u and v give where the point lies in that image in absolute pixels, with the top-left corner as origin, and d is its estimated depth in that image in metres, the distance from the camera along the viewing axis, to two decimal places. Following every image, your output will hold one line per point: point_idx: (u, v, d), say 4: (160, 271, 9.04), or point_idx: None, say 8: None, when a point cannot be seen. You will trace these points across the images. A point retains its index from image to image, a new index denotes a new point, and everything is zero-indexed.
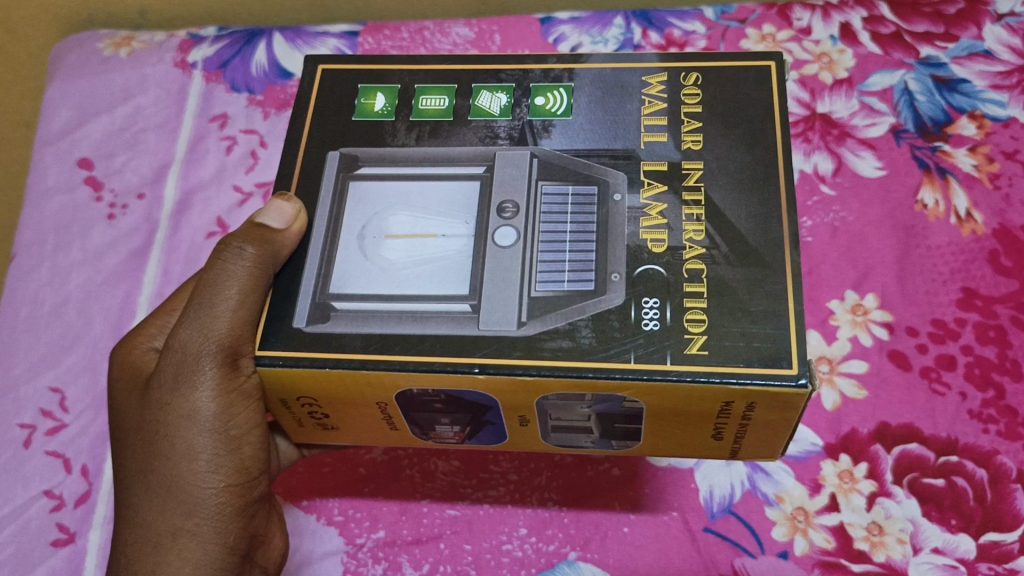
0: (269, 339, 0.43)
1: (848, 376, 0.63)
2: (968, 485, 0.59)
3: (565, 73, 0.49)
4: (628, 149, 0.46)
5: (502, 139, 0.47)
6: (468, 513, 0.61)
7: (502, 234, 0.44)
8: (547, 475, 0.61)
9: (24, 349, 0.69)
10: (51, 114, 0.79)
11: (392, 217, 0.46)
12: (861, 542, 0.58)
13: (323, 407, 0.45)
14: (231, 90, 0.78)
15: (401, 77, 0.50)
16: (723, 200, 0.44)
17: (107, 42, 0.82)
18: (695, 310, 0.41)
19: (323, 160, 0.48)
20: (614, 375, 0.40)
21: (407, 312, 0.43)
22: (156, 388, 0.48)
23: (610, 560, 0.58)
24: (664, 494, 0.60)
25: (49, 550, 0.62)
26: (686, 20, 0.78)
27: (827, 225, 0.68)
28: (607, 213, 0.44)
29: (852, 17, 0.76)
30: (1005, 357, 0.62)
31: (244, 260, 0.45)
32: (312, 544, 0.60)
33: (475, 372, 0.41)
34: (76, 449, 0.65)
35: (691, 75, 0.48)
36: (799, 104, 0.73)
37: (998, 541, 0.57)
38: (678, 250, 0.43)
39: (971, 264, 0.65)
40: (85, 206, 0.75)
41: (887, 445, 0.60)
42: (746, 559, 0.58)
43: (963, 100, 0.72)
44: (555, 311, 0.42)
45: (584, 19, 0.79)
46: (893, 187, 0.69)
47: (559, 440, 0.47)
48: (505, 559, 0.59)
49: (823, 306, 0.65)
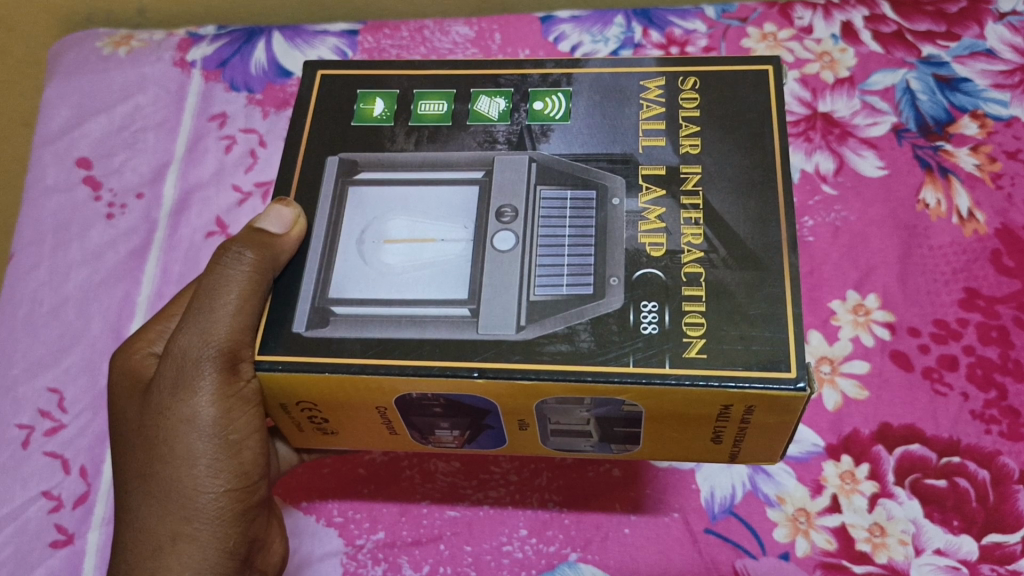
0: (269, 343, 0.43)
1: (850, 377, 0.62)
2: (970, 487, 0.58)
3: (564, 77, 0.49)
4: (627, 153, 0.46)
5: (501, 143, 0.47)
6: (468, 515, 0.61)
7: (501, 238, 0.44)
8: (547, 476, 0.61)
9: (23, 349, 0.69)
10: (50, 113, 0.79)
11: (391, 221, 0.46)
12: (863, 543, 0.58)
13: (323, 412, 0.45)
14: (231, 90, 0.78)
15: (401, 82, 0.50)
16: (722, 204, 0.44)
17: (106, 41, 0.82)
18: (694, 313, 0.41)
19: (322, 165, 0.48)
20: (614, 379, 0.40)
21: (406, 316, 0.43)
22: (156, 392, 0.48)
23: (610, 562, 0.58)
24: (664, 495, 0.60)
25: (48, 550, 0.62)
26: (687, 19, 0.78)
27: (829, 225, 0.67)
28: (606, 216, 0.44)
29: (853, 17, 0.76)
30: (1007, 358, 0.62)
31: (244, 265, 0.45)
32: (312, 545, 0.60)
33: (475, 376, 0.41)
34: (75, 450, 0.65)
35: (689, 79, 0.48)
36: (800, 103, 0.72)
37: (1000, 542, 0.57)
38: (677, 254, 0.43)
39: (973, 264, 0.65)
40: (84, 206, 0.75)
41: (889, 446, 0.60)
42: (747, 560, 0.58)
43: (965, 100, 0.71)
44: (554, 315, 0.42)
45: (584, 18, 0.79)
46: (895, 186, 0.68)
47: (558, 443, 0.47)
48: (505, 560, 0.59)
49: (824, 306, 0.65)
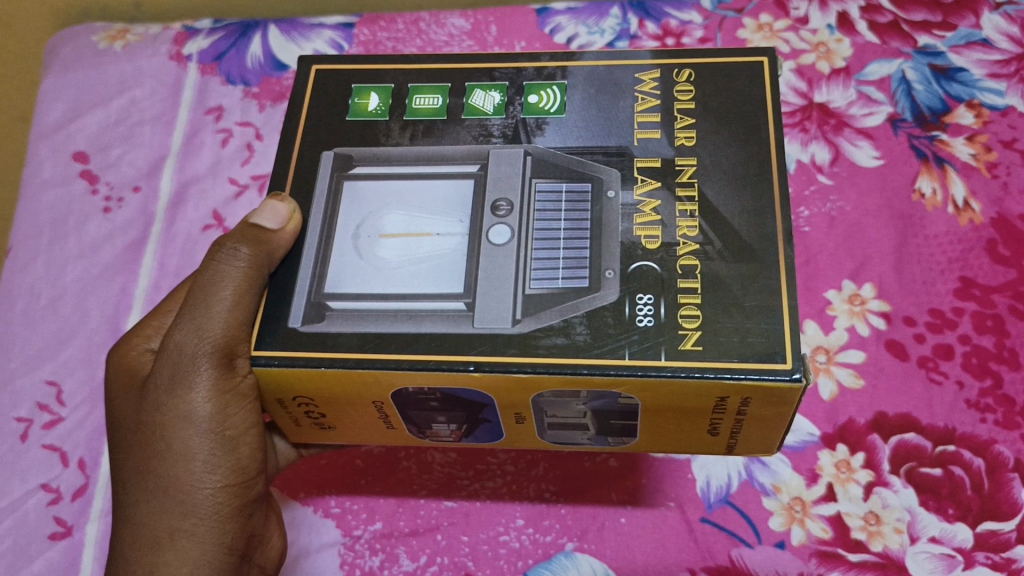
0: (265, 338, 0.43)
1: (846, 367, 0.63)
2: (965, 475, 0.59)
3: (559, 70, 0.49)
4: (622, 146, 0.46)
5: (496, 137, 0.47)
6: (465, 505, 0.61)
7: (497, 232, 0.44)
8: (544, 466, 0.62)
9: (21, 342, 0.70)
10: (46, 107, 0.79)
11: (387, 215, 0.46)
12: (859, 532, 0.58)
13: (320, 407, 0.46)
14: (226, 82, 0.78)
15: (395, 77, 0.50)
16: (717, 195, 0.44)
17: (102, 35, 0.82)
18: (689, 306, 0.41)
19: (317, 160, 0.48)
20: (609, 372, 0.40)
21: (402, 311, 0.43)
22: (152, 389, 0.48)
23: (607, 551, 0.59)
24: (661, 485, 0.60)
25: (46, 543, 0.62)
26: (683, 10, 0.77)
27: (825, 215, 0.68)
28: (600, 210, 0.44)
29: (850, 7, 0.76)
30: (1002, 346, 0.62)
31: (240, 260, 0.46)
32: (310, 536, 0.61)
33: (470, 370, 0.41)
34: (73, 442, 0.66)
35: (684, 71, 0.48)
36: (797, 94, 0.72)
37: (995, 529, 0.57)
38: (672, 246, 0.43)
39: (968, 253, 0.65)
40: (81, 199, 0.75)
41: (885, 435, 0.60)
42: (743, 549, 0.58)
43: (961, 90, 0.71)
44: (549, 308, 0.42)
45: (580, 9, 0.79)
46: (891, 176, 0.69)
47: (555, 437, 0.47)
48: (502, 550, 0.60)
49: (820, 296, 0.65)
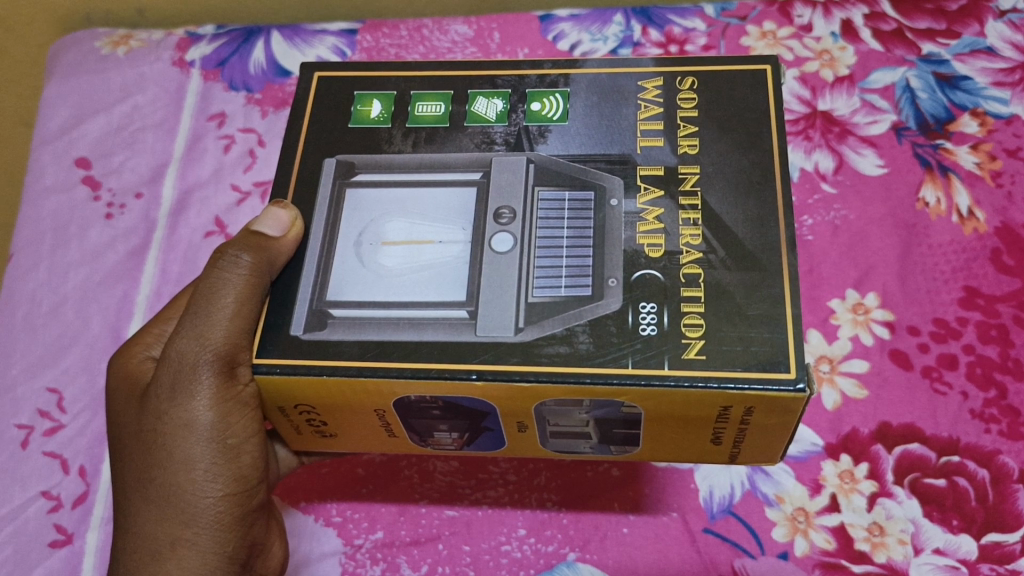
0: (266, 346, 0.43)
1: (849, 376, 0.62)
2: (969, 486, 0.58)
3: (561, 78, 0.49)
4: (625, 154, 0.46)
5: (499, 144, 0.47)
6: (467, 514, 0.61)
7: (498, 240, 0.44)
8: (546, 475, 0.61)
9: (22, 349, 0.69)
10: (49, 113, 0.79)
11: (388, 223, 0.46)
12: (862, 543, 0.58)
13: (321, 415, 0.45)
14: (230, 89, 0.78)
15: (398, 84, 0.50)
16: (720, 203, 0.44)
17: (105, 41, 0.82)
18: (693, 314, 0.41)
19: (319, 168, 0.48)
20: (611, 380, 0.40)
21: (403, 319, 0.43)
22: (153, 397, 0.48)
23: (609, 561, 0.58)
24: (664, 495, 0.60)
25: (47, 550, 0.62)
26: (686, 17, 0.77)
27: (828, 224, 0.67)
28: (603, 218, 0.44)
29: (853, 14, 0.76)
30: (1007, 356, 0.62)
31: (241, 268, 0.45)
32: (310, 545, 0.60)
33: (473, 379, 0.41)
34: (74, 449, 0.65)
35: (687, 79, 0.48)
36: (800, 102, 0.72)
37: (999, 541, 0.57)
38: (675, 255, 0.43)
39: (972, 263, 0.65)
40: (83, 206, 0.75)
41: (888, 445, 0.60)
42: (746, 559, 0.58)
43: (965, 98, 0.71)
44: (552, 317, 0.42)
45: (584, 16, 0.79)
46: (895, 185, 0.68)
47: (557, 446, 0.47)
48: (504, 560, 0.59)
49: (823, 305, 0.65)
